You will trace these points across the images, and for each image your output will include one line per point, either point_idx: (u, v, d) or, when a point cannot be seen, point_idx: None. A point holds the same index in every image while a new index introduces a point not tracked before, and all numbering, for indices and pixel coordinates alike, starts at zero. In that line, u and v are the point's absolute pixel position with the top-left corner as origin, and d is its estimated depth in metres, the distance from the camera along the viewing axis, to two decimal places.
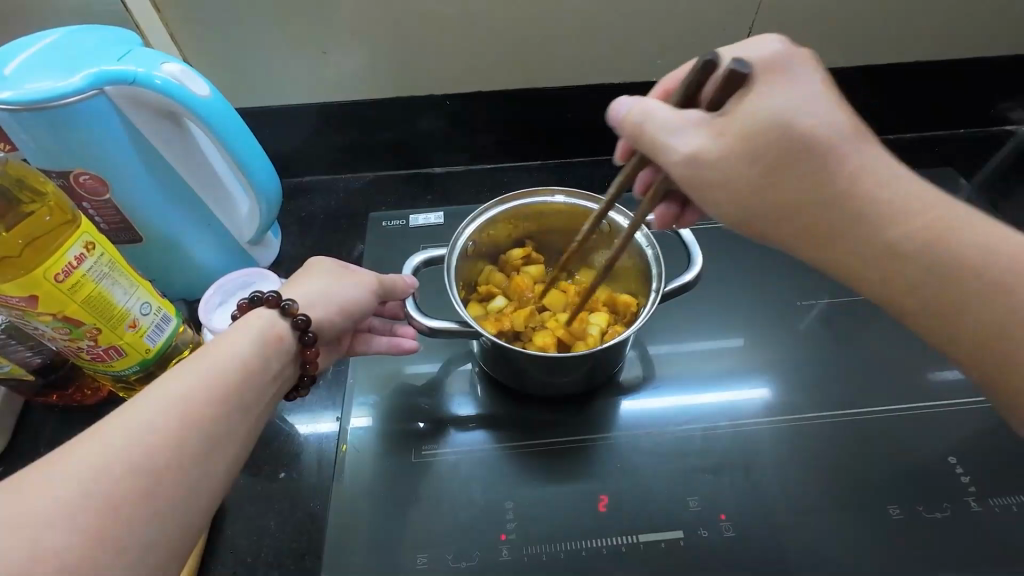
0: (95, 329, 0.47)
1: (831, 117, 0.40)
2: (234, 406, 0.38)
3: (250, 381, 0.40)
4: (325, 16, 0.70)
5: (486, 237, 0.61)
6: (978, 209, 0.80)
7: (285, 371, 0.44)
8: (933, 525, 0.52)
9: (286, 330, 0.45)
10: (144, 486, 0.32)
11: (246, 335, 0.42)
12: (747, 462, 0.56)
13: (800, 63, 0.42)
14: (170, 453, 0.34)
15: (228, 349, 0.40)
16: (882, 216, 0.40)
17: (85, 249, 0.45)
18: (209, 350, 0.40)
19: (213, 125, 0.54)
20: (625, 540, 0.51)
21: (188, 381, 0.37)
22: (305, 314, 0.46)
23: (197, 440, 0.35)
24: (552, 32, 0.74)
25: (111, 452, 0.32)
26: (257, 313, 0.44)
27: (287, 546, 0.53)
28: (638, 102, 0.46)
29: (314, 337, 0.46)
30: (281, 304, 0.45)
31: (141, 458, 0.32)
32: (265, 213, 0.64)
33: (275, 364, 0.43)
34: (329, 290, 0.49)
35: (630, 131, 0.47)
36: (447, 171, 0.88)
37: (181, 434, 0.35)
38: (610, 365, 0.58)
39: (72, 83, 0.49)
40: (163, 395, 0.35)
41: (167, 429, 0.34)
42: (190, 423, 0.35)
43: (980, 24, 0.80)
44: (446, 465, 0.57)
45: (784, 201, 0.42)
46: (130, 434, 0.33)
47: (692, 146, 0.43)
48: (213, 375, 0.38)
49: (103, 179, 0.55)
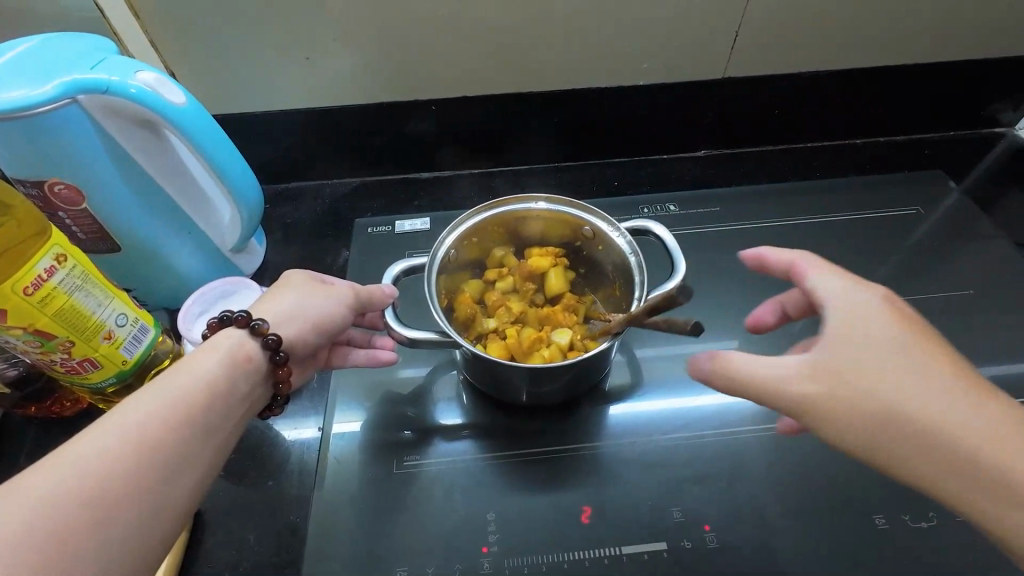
0: (68, 342, 0.47)
1: (905, 356, 0.40)
2: (199, 427, 0.38)
3: (214, 403, 0.39)
4: (306, 21, 0.69)
5: (469, 244, 0.60)
6: (967, 212, 0.80)
7: (256, 391, 0.44)
8: (916, 535, 0.52)
9: (257, 349, 0.44)
10: (100, 513, 0.31)
11: (213, 356, 0.42)
12: (733, 472, 0.55)
13: (873, 311, 0.42)
14: (126, 478, 0.33)
15: (193, 370, 0.40)
16: (958, 439, 0.37)
17: (56, 262, 0.45)
18: (176, 370, 0.39)
19: (189, 133, 0.54)
20: (606, 552, 0.51)
21: (153, 401, 0.36)
22: (276, 333, 0.45)
23: (158, 462, 0.35)
24: (537, 36, 0.73)
25: (64, 477, 0.31)
26: (226, 334, 0.44)
27: (267, 559, 0.52)
28: (717, 356, 0.45)
29: (286, 357, 0.45)
30: (251, 324, 0.44)
31: (98, 483, 0.32)
32: (246, 220, 0.63)
33: (244, 384, 0.42)
34: (304, 307, 0.48)
35: (718, 378, 0.44)
36: (434, 176, 0.88)
37: (142, 457, 0.34)
38: (595, 372, 0.57)
39: (45, 92, 0.48)
40: (123, 418, 0.35)
41: (128, 451, 0.34)
42: (149, 447, 0.34)
43: (969, 27, 0.79)
44: (427, 477, 0.56)
45: (881, 431, 0.39)
46: (85, 459, 0.32)
47: (878, 390, 0.39)
48: (180, 396, 0.38)
49: (79, 189, 0.54)
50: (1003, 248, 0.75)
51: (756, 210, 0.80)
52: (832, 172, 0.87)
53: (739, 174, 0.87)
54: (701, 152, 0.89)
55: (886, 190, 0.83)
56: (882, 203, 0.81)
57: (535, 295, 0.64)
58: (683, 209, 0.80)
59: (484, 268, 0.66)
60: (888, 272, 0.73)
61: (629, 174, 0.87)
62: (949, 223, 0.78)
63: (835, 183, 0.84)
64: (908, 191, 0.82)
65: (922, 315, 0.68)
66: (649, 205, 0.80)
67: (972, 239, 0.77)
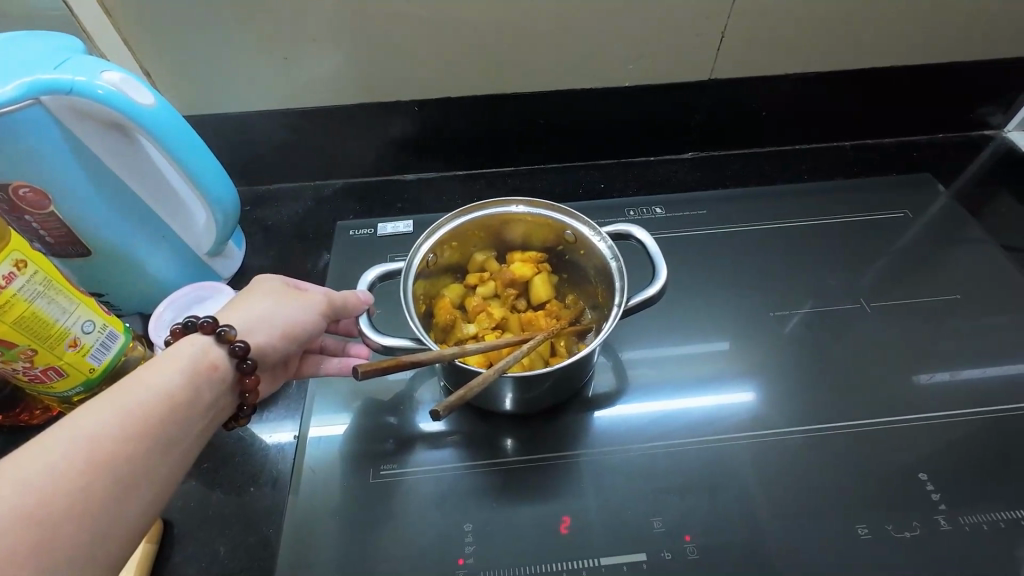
0: (30, 350, 0.45)
1: None
2: (159, 439, 0.36)
3: (173, 416, 0.38)
4: (284, 20, 0.68)
5: (447, 249, 0.59)
6: (955, 216, 0.79)
7: (221, 400, 0.42)
8: (899, 545, 0.51)
9: (223, 357, 0.43)
10: (44, 533, 0.30)
11: (175, 365, 0.40)
12: (714, 480, 0.54)
13: None
14: (75, 495, 0.32)
15: (153, 381, 0.38)
16: None
17: (15, 268, 0.43)
18: (134, 378, 0.38)
19: (159, 136, 0.52)
20: (584, 564, 0.50)
21: (109, 413, 0.35)
22: (244, 340, 0.44)
23: (111, 478, 0.33)
24: (520, 37, 0.72)
25: (10, 495, 0.30)
26: (189, 340, 0.42)
27: (236, 572, 0.51)
28: None
29: (254, 364, 0.44)
30: (217, 330, 0.43)
31: (45, 500, 0.31)
32: (222, 223, 0.62)
33: (209, 394, 0.41)
34: (273, 313, 0.47)
35: None
36: (418, 178, 0.86)
37: (94, 473, 0.33)
38: (576, 380, 0.56)
39: (6, 92, 0.47)
40: (76, 431, 0.33)
41: (80, 468, 0.32)
42: (102, 463, 0.33)
43: (956, 30, 0.79)
44: (404, 486, 0.55)
45: None
46: (31, 478, 0.31)
47: None
48: (139, 407, 0.36)
49: (45, 192, 0.53)
50: (992, 252, 0.75)
51: (744, 213, 0.79)
52: (820, 176, 0.86)
53: (727, 176, 0.86)
54: (688, 155, 0.89)
55: (874, 193, 0.82)
56: (870, 206, 0.80)
57: (517, 300, 0.62)
58: (670, 212, 0.79)
59: (465, 273, 0.65)
60: (876, 276, 0.72)
61: (616, 176, 0.86)
62: (936, 226, 0.78)
63: (823, 186, 0.83)
64: (896, 194, 0.82)
65: (909, 319, 0.67)
66: (635, 208, 0.79)
67: (959, 243, 0.76)
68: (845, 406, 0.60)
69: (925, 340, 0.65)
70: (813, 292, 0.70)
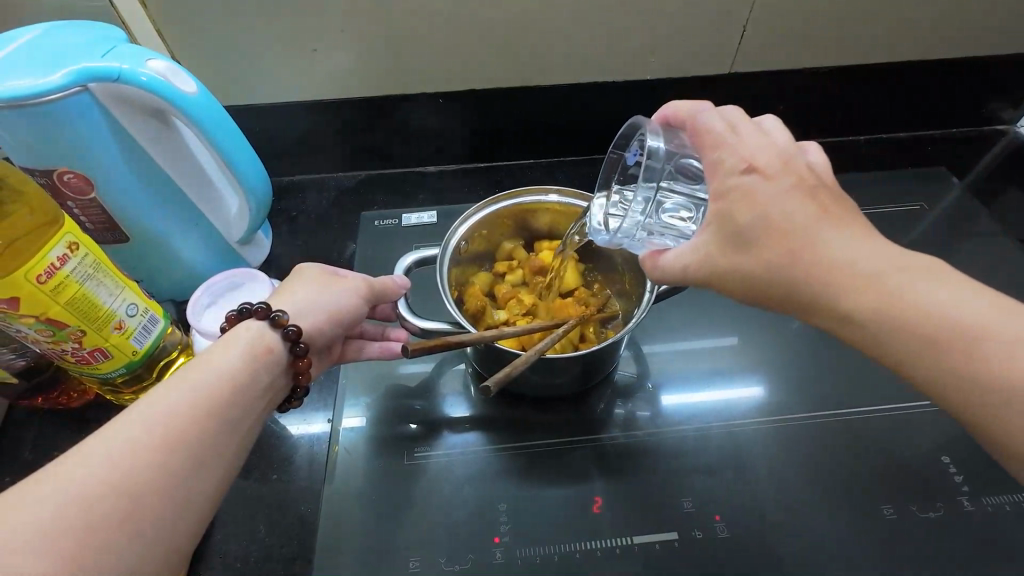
0: (80, 331, 0.46)
1: None
2: (224, 418, 0.37)
3: (236, 398, 0.39)
4: (314, 12, 0.69)
5: (478, 237, 0.61)
6: (970, 209, 0.80)
7: (276, 383, 0.44)
8: (925, 525, 0.52)
9: (276, 342, 0.44)
10: (128, 504, 0.31)
11: (234, 349, 0.41)
12: (742, 462, 0.56)
13: None
14: (155, 471, 0.33)
15: (214, 364, 0.40)
16: None
17: (68, 250, 0.44)
18: (198, 363, 0.39)
19: (200, 123, 0.54)
20: (618, 543, 0.51)
21: (177, 393, 0.36)
22: (295, 325, 0.45)
23: (184, 454, 0.34)
24: (545, 30, 0.73)
25: (96, 469, 0.31)
26: (245, 324, 0.44)
27: (277, 551, 0.52)
28: None
29: (306, 348, 0.45)
30: (270, 315, 0.44)
31: (125, 474, 0.32)
32: (255, 212, 0.63)
33: (265, 376, 0.42)
34: (320, 300, 0.48)
35: None
36: (440, 171, 0.88)
37: (169, 449, 0.34)
38: (605, 365, 0.58)
39: (55, 79, 0.48)
40: (150, 410, 0.35)
41: (155, 444, 0.34)
42: (175, 439, 0.34)
43: (972, 25, 0.80)
44: (437, 469, 0.56)
45: None
46: (113, 453, 0.32)
47: None
48: (203, 388, 0.37)
49: (88, 178, 0.54)
50: (1006, 244, 0.76)
51: None
52: (835, 169, 0.87)
53: None
54: None
55: (889, 186, 0.83)
56: (886, 199, 0.82)
57: (545, 288, 0.63)
58: None
59: (494, 261, 0.66)
60: None
61: None
62: (951, 218, 0.79)
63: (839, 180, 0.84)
64: (910, 187, 0.83)
65: None
66: None
67: (974, 235, 0.78)
68: (865, 393, 0.61)
69: None
70: None
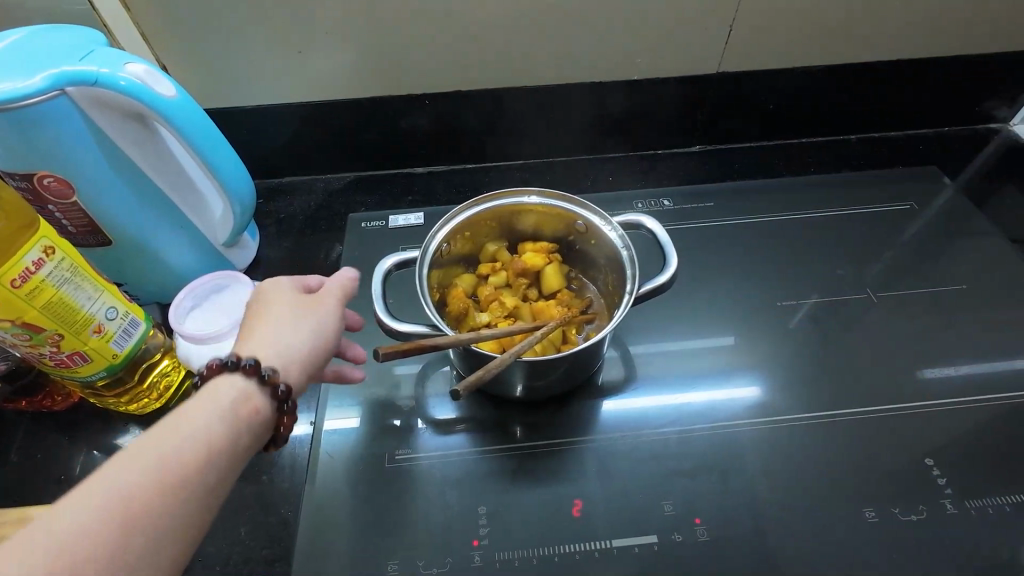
0: (57, 335, 0.47)
1: None
2: (195, 494, 0.34)
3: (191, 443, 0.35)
4: (298, 14, 0.69)
5: (460, 238, 0.60)
6: (962, 209, 0.80)
7: (258, 444, 0.40)
8: (907, 528, 0.52)
9: (264, 401, 0.40)
10: None
11: (218, 407, 0.38)
12: (725, 465, 0.55)
13: None
14: (108, 554, 0.29)
15: (193, 426, 0.36)
16: None
17: (44, 254, 0.44)
18: (176, 422, 0.36)
19: (179, 127, 0.53)
20: (597, 545, 0.51)
21: (148, 462, 0.33)
22: (286, 383, 0.42)
23: (146, 536, 0.31)
24: (530, 31, 0.73)
25: (40, 553, 0.28)
26: (230, 377, 0.40)
27: (257, 553, 0.52)
28: None
29: (293, 406, 0.42)
30: (260, 372, 0.40)
31: (73, 560, 0.28)
32: (239, 215, 0.63)
33: (249, 440, 0.39)
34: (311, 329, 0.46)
35: None
36: (429, 171, 0.87)
37: (128, 530, 0.30)
38: (587, 366, 0.57)
39: (33, 84, 0.48)
40: (115, 482, 0.31)
41: (113, 526, 0.30)
42: (137, 519, 0.31)
43: (963, 22, 0.79)
44: (417, 471, 0.56)
45: None
46: (65, 534, 0.29)
47: None
48: (176, 458, 0.34)
49: (69, 181, 0.54)
50: (1001, 246, 0.75)
51: (749, 205, 0.80)
52: (827, 167, 0.86)
53: (733, 169, 0.86)
54: (695, 149, 0.89)
55: (878, 185, 0.83)
56: (876, 198, 0.81)
57: (529, 290, 0.62)
58: (677, 204, 0.80)
59: (478, 263, 0.66)
60: (881, 269, 0.73)
61: (624, 168, 0.87)
62: (942, 218, 0.79)
63: (828, 180, 0.84)
64: (900, 186, 0.83)
65: (915, 310, 0.68)
66: (643, 201, 0.80)
67: (969, 237, 0.77)
68: (849, 395, 0.61)
69: (928, 330, 0.66)
70: (817, 283, 0.71)
